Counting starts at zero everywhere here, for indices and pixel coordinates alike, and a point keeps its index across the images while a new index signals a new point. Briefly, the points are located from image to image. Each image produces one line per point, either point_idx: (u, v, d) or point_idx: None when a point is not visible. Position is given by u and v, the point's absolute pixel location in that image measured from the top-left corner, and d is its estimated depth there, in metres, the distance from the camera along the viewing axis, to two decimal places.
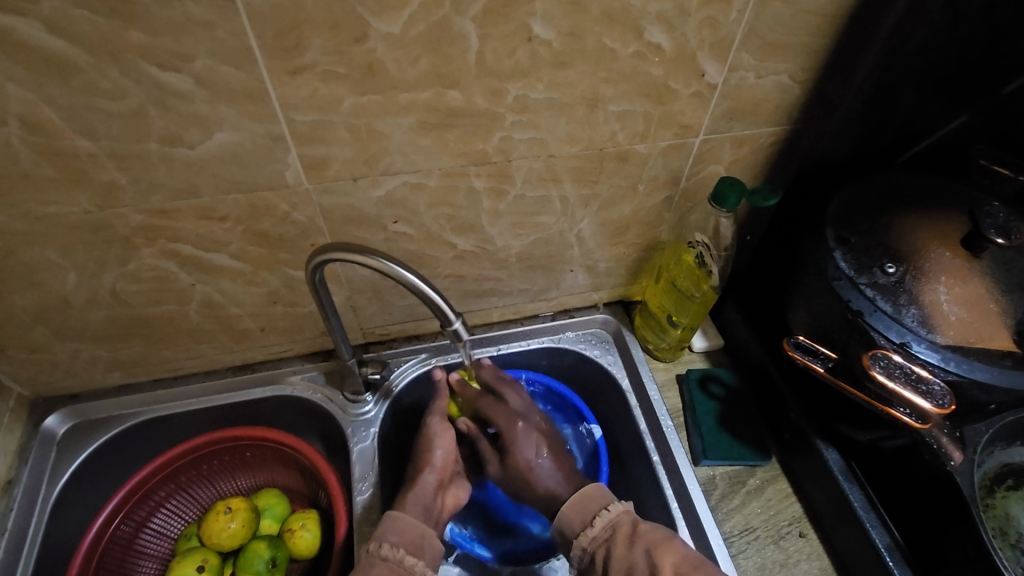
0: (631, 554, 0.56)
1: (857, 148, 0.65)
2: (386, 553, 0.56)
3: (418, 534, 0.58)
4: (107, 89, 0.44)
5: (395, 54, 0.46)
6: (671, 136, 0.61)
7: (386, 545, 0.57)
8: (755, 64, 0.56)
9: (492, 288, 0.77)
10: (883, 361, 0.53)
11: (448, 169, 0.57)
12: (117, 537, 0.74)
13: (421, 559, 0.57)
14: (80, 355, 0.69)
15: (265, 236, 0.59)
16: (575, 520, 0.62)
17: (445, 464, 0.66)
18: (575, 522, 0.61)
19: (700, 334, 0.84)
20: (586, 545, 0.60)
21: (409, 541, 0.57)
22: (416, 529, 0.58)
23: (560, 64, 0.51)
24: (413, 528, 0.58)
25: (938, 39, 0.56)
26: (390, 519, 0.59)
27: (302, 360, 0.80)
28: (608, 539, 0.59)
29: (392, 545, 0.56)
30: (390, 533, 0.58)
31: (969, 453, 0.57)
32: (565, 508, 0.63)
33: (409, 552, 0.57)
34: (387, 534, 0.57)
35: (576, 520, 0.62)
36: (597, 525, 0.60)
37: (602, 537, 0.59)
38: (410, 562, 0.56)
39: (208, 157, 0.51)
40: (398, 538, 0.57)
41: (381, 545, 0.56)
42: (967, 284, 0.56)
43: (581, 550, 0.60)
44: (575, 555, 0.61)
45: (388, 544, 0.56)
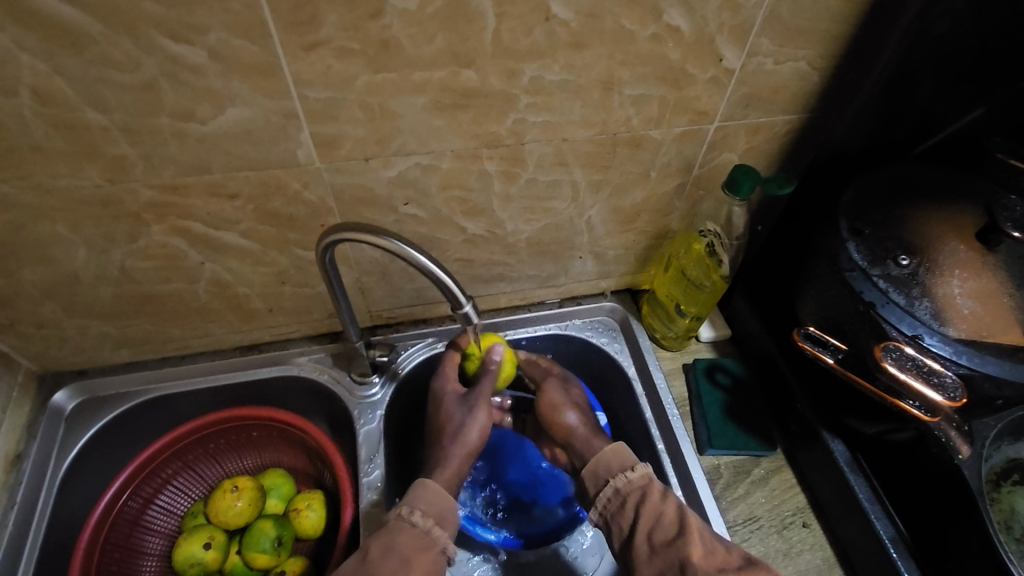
0: (666, 505, 0.55)
1: (873, 139, 0.65)
2: (416, 520, 0.56)
3: (446, 508, 0.58)
4: (119, 61, 0.44)
5: (411, 31, 0.46)
6: (687, 121, 0.60)
7: (415, 513, 0.57)
8: (774, 49, 0.55)
9: (501, 273, 0.77)
10: (895, 353, 0.53)
11: (460, 150, 0.57)
12: (124, 513, 0.74)
13: (447, 530, 0.57)
14: (88, 331, 0.70)
15: (275, 215, 0.59)
16: (613, 463, 0.61)
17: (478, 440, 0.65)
18: (613, 465, 0.61)
19: (707, 324, 0.84)
20: (620, 486, 0.58)
21: (437, 512, 0.57)
22: (442, 502, 0.58)
23: (577, 46, 0.50)
24: (441, 500, 0.58)
25: (960, 28, 0.55)
26: (419, 488, 0.59)
27: (308, 341, 0.80)
28: (644, 485, 0.58)
29: (422, 513, 0.56)
30: (420, 501, 0.58)
31: (977, 447, 0.57)
32: (604, 450, 0.62)
33: (437, 523, 0.57)
34: (416, 503, 0.57)
35: (615, 464, 0.61)
36: (636, 471, 0.59)
37: (638, 482, 0.58)
38: (437, 533, 0.56)
39: (220, 134, 0.50)
40: (427, 508, 0.57)
41: (412, 512, 0.56)
42: (980, 277, 0.56)
43: (613, 491, 0.59)
44: (603, 497, 0.59)
45: (419, 512, 0.56)
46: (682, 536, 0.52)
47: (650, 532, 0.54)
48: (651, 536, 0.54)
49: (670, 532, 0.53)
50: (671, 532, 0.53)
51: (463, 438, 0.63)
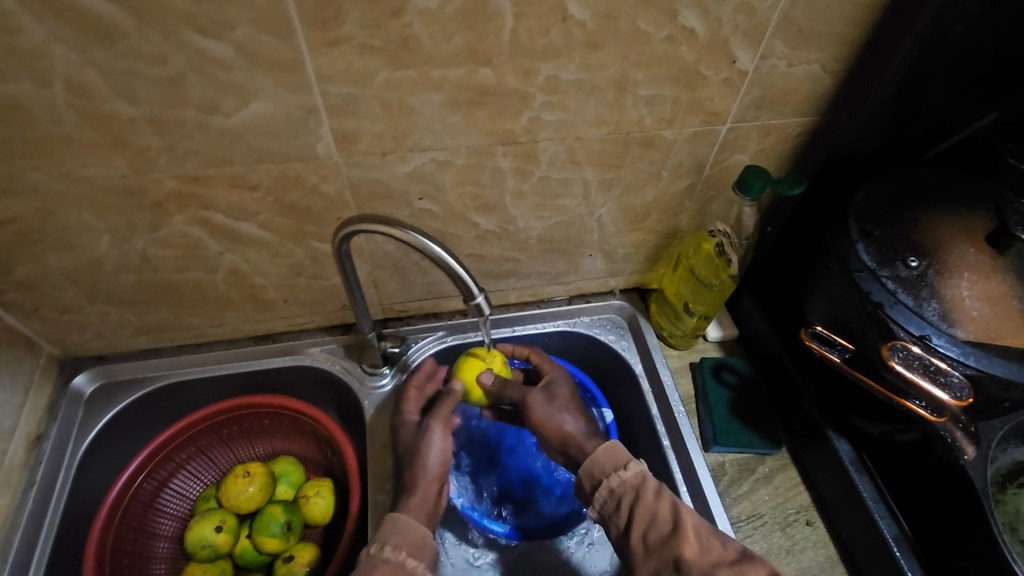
0: (660, 503, 0.56)
1: (884, 142, 0.65)
2: (387, 556, 0.56)
3: (420, 537, 0.58)
4: (148, 55, 0.45)
5: (430, 30, 0.47)
6: (699, 122, 0.61)
7: (386, 548, 0.57)
8: (787, 52, 0.56)
9: (511, 269, 0.78)
10: (902, 353, 0.54)
11: (475, 147, 0.58)
12: (139, 494, 0.76)
13: (423, 560, 0.57)
14: (108, 317, 0.71)
15: (293, 207, 0.60)
16: (606, 464, 0.61)
17: (442, 466, 0.65)
18: (606, 467, 0.60)
19: (715, 322, 0.84)
20: (615, 486, 0.59)
21: (410, 543, 0.57)
22: (416, 530, 0.59)
23: (593, 46, 0.51)
24: (414, 531, 0.58)
25: (974, 32, 0.56)
26: (389, 522, 0.59)
27: (321, 332, 0.82)
28: (638, 485, 0.58)
29: (393, 547, 0.57)
30: (392, 535, 0.58)
31: (983, 448, 0.57)
32: (596, 451, 0.62)
33: (411, 554, 0.57)
34: (387, 538, 0.57)
35: (607, 464, 0.61)
36: (629, 470, 0.59)
37: (632, 482, 0.59)
38: (410, 564, 0.56)
39: (243, 127, 0.51)
40: (399, 541, 0.57)
41: (381, 548, 0.56)
42: (989, 280, 0.57)
43: (608, 492, 0.59)
44: (600, 497, 0.59)
45: (389, 547, 0.57)
46: (676, 535, 0.53)
47: (646, 531, 0.55)
48: (646, 534, 0.55)
49: (665, 531, 0.54)
50: (665, 530, 0.54)
51: (423, 464, 0.65)
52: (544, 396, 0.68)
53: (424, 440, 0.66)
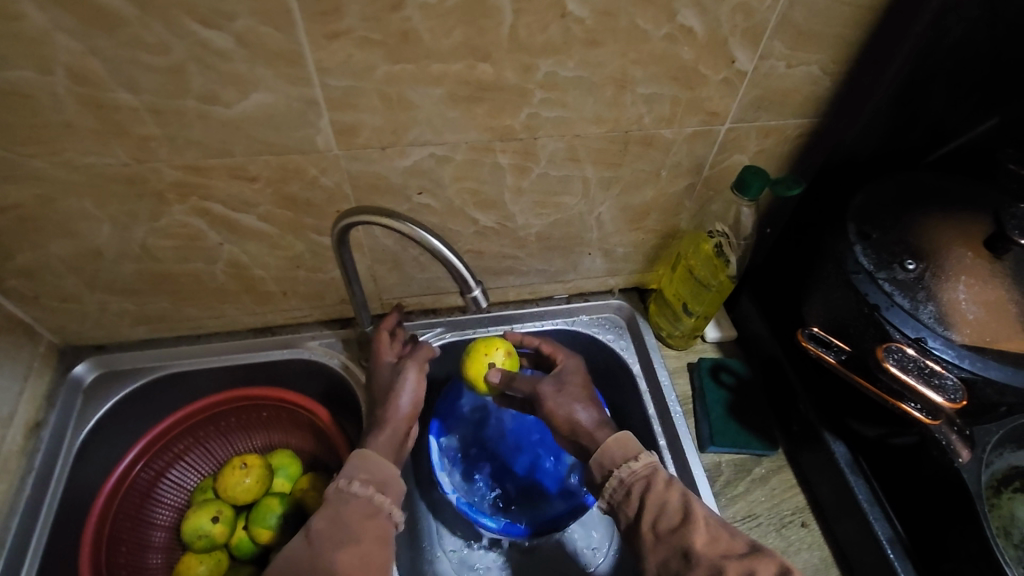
0: (670, 493, 0.55)
1: (884, 145, 0.65)
2: (356, 490, 0.56)
3: (388, 474, 0.58)
4: (150, 44, 0.46)
5: (430, 24, 0.47)
6: (698, 122, 0.61)
7: (355, 483, 0.57)
8: (786, 52, 0.56)
9: (510, 266, 0.78)
10: (897, 354, 0.53)
11: (474, 143, 0.58)
12: (136, 483, 0.76)
13: (390, 496, 0.57)
14: (108, 306, 0.72)
15: (293, 199, 0.61)
16: (617, 453, 0.58)
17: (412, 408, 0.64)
18: (616, 455, 0.58)
19: (714, 324, 0.84)
20: (625, 476, 0.57)
21: (378, 479, 0.57)
22: (386, 467, 0.58)
23: (591, 43, 0.51)
24: (382, 469, 0.58)
25: (974, 36, 0.56)
26: (359, 458, 0.59)
27: (320, 326, 0.82)
28: (649, 475, 0.57)
29: (361, 481, 0.57)
30: (360, 471, 0.58)
31: (978, 452, 0.57)
32: (607, 441, 0.60)
33: (378, 489, 0.57)
34: (356, 472, 0.57)
35: (618, 454, 0.58)
36: (640, 461, 0.57)
37: (642, 472, 0.57)
38: (378, 499, 0.56)
39: (243, 118, 0.52)
40: (368, 477, 0.57)
41: (350, 482, 0.56)
42: (987, 285, 0.57)
43: (618, 481, 0.57)
44: (609, 487, 0.58)
45: (358, 482, 0.57)
46: (685, 525, 0.52)
47: (655, 520, 0.54)
48: (656, 523, 0.54)
49: (675, 520, 0.53)
50: (675, 520, 0.53)
51: (394, 407, 0.63)
52: (553, 384, 0.67)
53: (400, 379, 0.64)
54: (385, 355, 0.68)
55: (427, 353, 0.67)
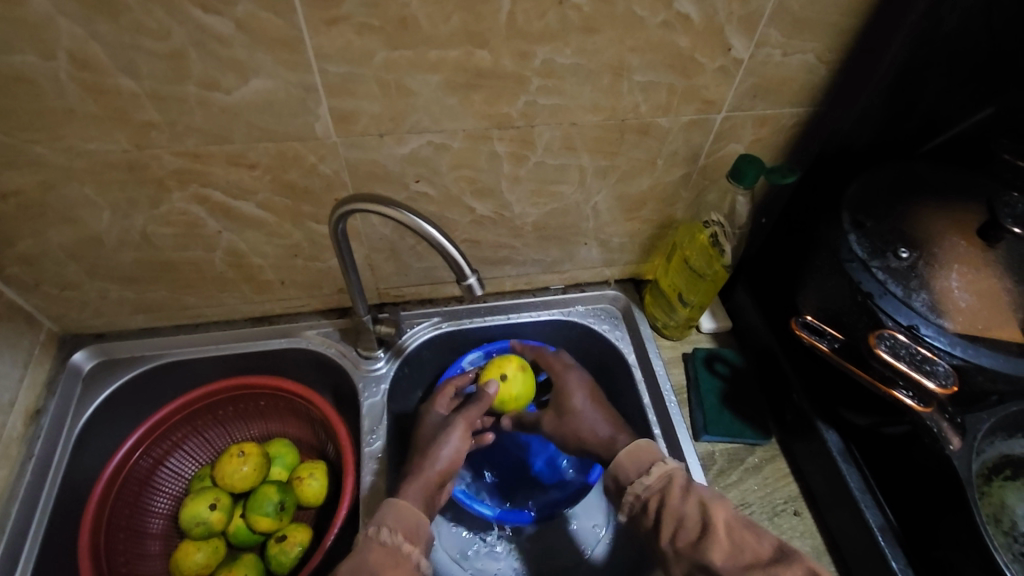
0: (687, 504, 0.57)
1: (879, 135, 0.66)
2: (384, 538, 0.57)
3: (415, 521, 0.60)
4: (150, 29, 0.46)
5: (428, 10, 0.48)
6: (694, 111, 0.61)
7: (384, 531, 0.58)
8: (782, 41, 0.56)
9: (507, 256, 0.78)
10: (889, 341, 0.54)
11: (471, 131, 0.58)
12: (135, 471, 0.77)
13: (418, 545, 0.59)
14: (108, 295, 0.72)
15: (291, 186, 0.61)
16: (631, 470, 0.63)
17: (450, 464, 0.67)
18: (630, 471, 0.63)
19: (709, 314, 0.85)
20: (640, 491, 0.61)
21: (406, 527, 0.59)
22: (413, 516, 0.60)
23: (589, 30, 0.51)
24: (410, 516, 0.60)
25: (969, 26, 0.56)
26: (387, 505, 0.60)
27: (318, 316, 0.83)
28: (663, 487, 0.60)
29: (389, 530, 0.58)
30: (389, 518, 0.59)
31: (968, 440, 0.57)
32: (620, 458, 0.65)
33: (407, 538, 0.58)
34: (384, 520, 0.59)
35: (631, 470, 0.63)
36: (653, 474, 0.61)
37: (656, 485, 0.61)
38: (407, 548, 0.57)
39: (243, 104, 0.52)
40: (395, 524, 0.59)
41: (379, 530, 0.58)
42: (978, 273, 0.57)
43: (633, 497, 0.62)
44: (627, 501, 0.62)
45: (386, 529, 0.58)
46: (704, 539, 0.54)
47: (674, 533, 0.56)
48: (675, 538, 0.56)
49: (694, 534, 0.55)
50: (694, 532, 0.55)
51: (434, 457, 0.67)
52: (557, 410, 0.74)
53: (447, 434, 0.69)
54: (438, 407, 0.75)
55: (478, 409, 0.72)
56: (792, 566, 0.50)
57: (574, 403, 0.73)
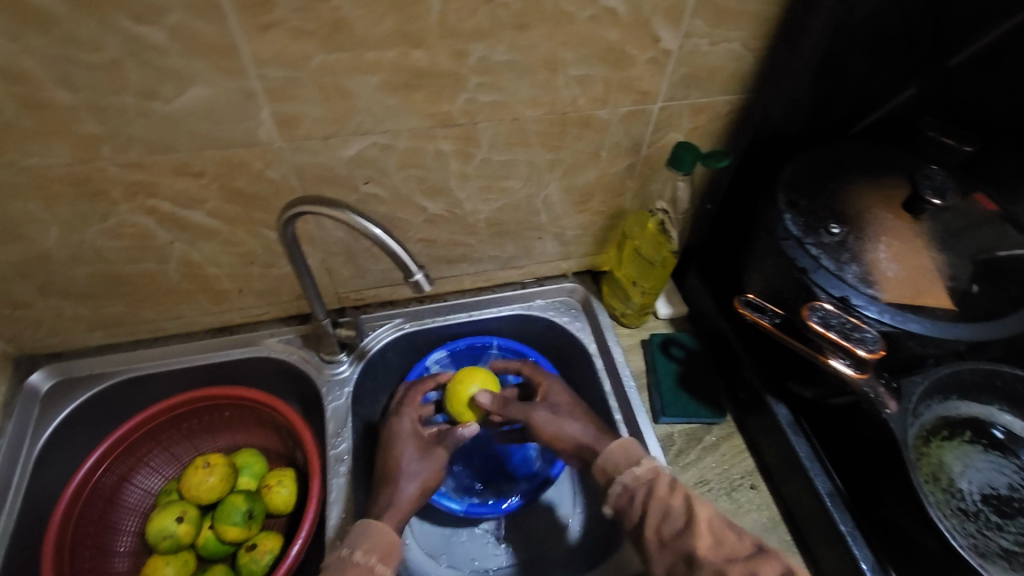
0: (673, 498, 0.57)
1: (810, 118, 0.69)
2: (358, 559, 0.58)
3: (390, 542, 0.60)
4: (83, 41, 0.46)
5: (361, 12, 0.49)
6: (631, 102, 0.64)
7: (358, 552, 0.58)
8: (708, 31, 0.59)
9: (463, 253, 0.80)
10: (820, 313, 0.57)
11: (415, 130, 0.60)
12: (99, 488, 0.76)
13: (391, 565, 0.59)
14: (62, 313, 0.72)
15: (240, 194, 0.62)
16: (620, 460, 0.62)
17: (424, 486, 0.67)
18: (619, 462, 0.62)
19: (664, 301, 0.87)
20: (627, 483, 0.60)
21: (381, 548, 0.59)
22: (388, 536, 0.60)
23: (520, 27, 0.53)
24: (385, 536, 0.60)
25: (881, 10, 0.59)
26: (362, 526, 0.61)
27: (278, 323, 0.83)
28: (651, 480, 0.59)
29: (364, 552, 0.58)
30: (363, 539, 0.59)
31: (904, 403, 0.59)
32: (610, 448, 0.64)
33: (380, 559, 0.58)
34: (358, 542, 0.59)
35: (621, 461, 0.62)
36: (641, 466, 0.60)
37: (646, 477, 0.60)
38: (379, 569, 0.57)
39: (184, 113, 0.53)
40: (369, 546, 0.59)
41: (352, 551, 0.58)
42: (904, 243, 0.60)
43: (621, 487, 0.60)
44: (613, 492, 0.61)
45: (360, 551, 0.58)
46: (689, 529, 0.53)
47: (660, 524, 0.56)
48: (661, 529, 0.55)
49: (678, 526, 0.54)
50: (679, 524, 0.54)
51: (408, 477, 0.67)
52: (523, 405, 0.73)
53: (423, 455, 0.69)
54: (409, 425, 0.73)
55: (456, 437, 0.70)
56: (771, 560, 0.49)
57: (533, 412, 0.70)
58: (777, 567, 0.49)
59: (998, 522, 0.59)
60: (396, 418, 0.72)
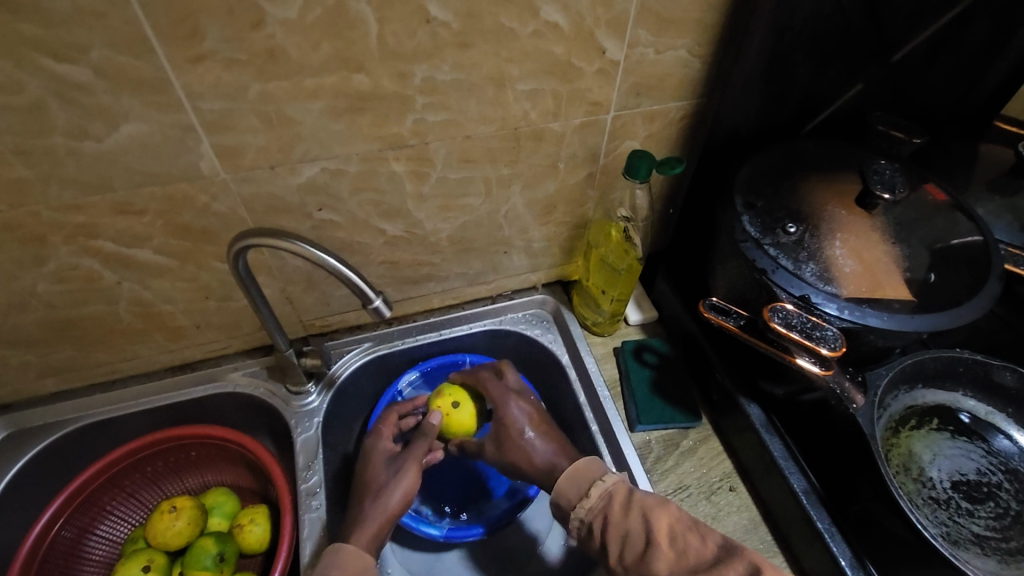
0: (629, 518, 0.55)
1: (762, 119, 0.69)
2: None
3: (360, 566, 0.60)
4: (2, 83, 0.44)
5: (295, 39, 0.48)
6: (583, 113, 0.63)
7: None
8: (652, 39, 0.59)
9: (428, 273, 0.78)
10: (782, 313, 0.56)
11: (365, 153, 0.58)
12: (58, 543, 0.72)
13: None
14: (9, 362, 0.69)
15: (187, 228, 0.60)
16: (572, 494, 0.61)
17: (400, 502, 0.66)
18: (571, 496, 0.61)
19: (635, 307, 0.87)
20: (583, 515, 0.59)
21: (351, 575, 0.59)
22: (359, 562, 0.60)
23: (462, 45, 0.52)
24: (355, 562, 0.60)
25: (821, 12, 0.60)
26: (332, 554, 0.60)
27: (242, 357, 0.81)
28: (604, 508, 0.58)
29: None
30: (334, 568, 0.59)
31: (871, 396, 0.59)
32: (560, 482, 0.63)
33: None
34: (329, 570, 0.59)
35: (572, 493, 0.61)
36: (592, 496, 0.59)
37: (598, 506, 0.59)
38: None
39: (118, 150, 0.51)
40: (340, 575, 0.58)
41: None
42: (859, 239, 0.61)
43: (579, 521, 0.60)
44: (573, 526, 0.60)
45: None
46: (648, 553, 0.53)
47: (621, 551, 0.55)
48: (621, 556, 0.55)
49: (638, 548, 0.54)
50: (639, 547, 0.53)
51: (385, 500, 0.65)
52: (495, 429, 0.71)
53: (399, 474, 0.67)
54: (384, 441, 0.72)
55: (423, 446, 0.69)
56: (736, 562, 0.48)
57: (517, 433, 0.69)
58: (742, 568, 0.47)
59: (969, 508, 0.59)
60: (369, 439, 0.72)
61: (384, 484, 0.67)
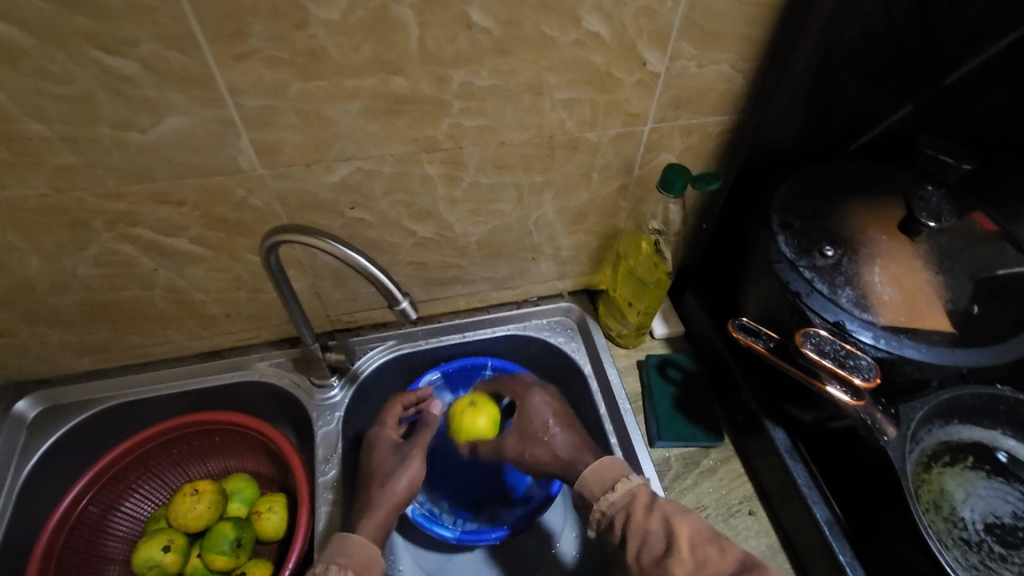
0: (650, 521, 0.55)
1: (804, 137, 0.68)
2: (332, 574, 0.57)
3: (367, 556, 0.59)
4: (55, 73, 0.46)
5: (337, 40, 0.48)
6: (620, 123, 0.63)
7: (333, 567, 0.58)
8: (695, 53, 0.58)
9: (456, 275, 0.79)
10: (814, 339, 0.55)
11: (400, 155, 0.59)
12: (84, 517, 0.75)
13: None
14: (48, 340, 0.71)
15: (222, 220, 0.61)
16: (595, 486, 0.61)
17: (407, 489, 0.66)
18: (594, 488, 0.61)
19: (661, 320, 0.86)
20: (605, 509, 0.59)
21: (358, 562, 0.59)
22: (366, 550, 0.60)
23: (501, 52, 0.52)
24: (362, 550, 0.60)
25: (872, 30, 0.58)
26: (340, 541, 0.60)
27: (269, 347, 0.82)
28: (628, 505, 0.58)
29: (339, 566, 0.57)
30: (339, 555, 0.59)
31: (903, 430, 0.57)
32: (583, 475, 0.62)
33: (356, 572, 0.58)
34: (335, 556, 0.59)
35: (596, 486, 0.61)
36: (617, 492, 0.59)
37: (622, 503, 0.58)
38: None
39: (161, 142, 0.52)
40: (345, 561, 0.58)
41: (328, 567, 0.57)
42: (899, 266, 0.59)
43: (600, 514, 0.59)
44: (594, 519, 0.60)
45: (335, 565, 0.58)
46: (668, 555, 0.52)
47: (639, 550, 0.54)
48: (640, 556, 0.54)
49: (659, 551, 0.53)
50: (659, 549, 0.53)
51: (391, 486, 0.66)
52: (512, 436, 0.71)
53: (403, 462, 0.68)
54: (386, 430, 0.72)
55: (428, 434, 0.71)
56: None
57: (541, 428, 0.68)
58: None
59: (1002, 552, 0.57)
60: (373, 429, 0.72)
61: (390, 473, 0.67)
